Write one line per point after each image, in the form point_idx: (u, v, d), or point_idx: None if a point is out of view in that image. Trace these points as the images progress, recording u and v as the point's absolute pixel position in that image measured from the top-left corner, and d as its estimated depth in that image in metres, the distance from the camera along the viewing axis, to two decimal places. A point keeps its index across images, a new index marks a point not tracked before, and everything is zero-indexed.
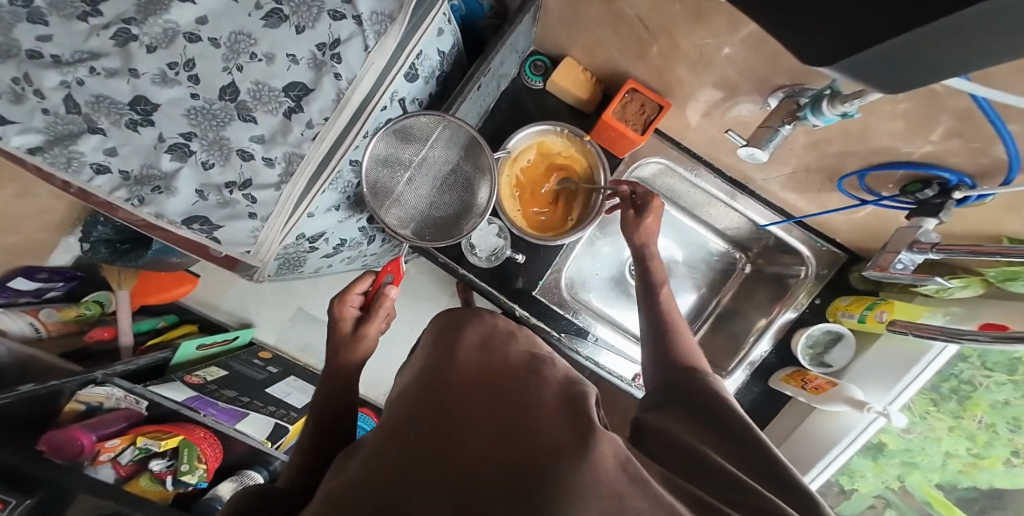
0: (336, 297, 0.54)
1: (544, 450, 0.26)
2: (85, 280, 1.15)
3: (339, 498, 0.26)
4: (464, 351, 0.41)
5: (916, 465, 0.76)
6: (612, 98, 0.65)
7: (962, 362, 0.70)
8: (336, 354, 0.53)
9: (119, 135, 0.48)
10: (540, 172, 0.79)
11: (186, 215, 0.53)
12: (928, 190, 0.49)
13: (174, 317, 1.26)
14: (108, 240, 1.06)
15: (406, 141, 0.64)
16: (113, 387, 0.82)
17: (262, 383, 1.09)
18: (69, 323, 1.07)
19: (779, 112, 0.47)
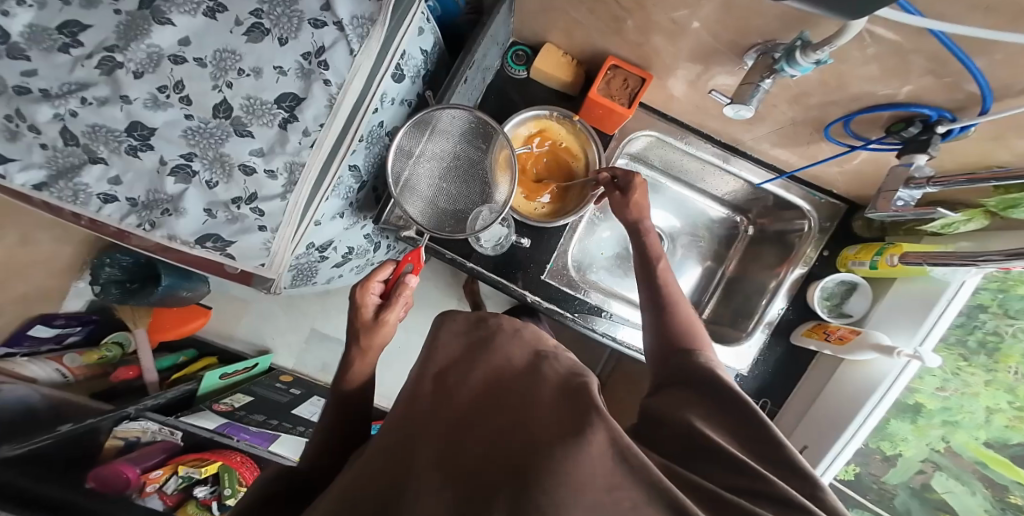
0: (359, 286, 0.55)
1: (538, 451, 0.28)
2: (101, 322, 1.19)
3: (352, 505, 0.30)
4: (466, 360, 0.42)
5: (958, 423, 0.73)
6: (595, 76, 0.66)
7: (983, 313, 0.69)
8: (358, 338, 0.55)
9: (120, 161, 0.52)
10: (536, 158, 0.81)
11: (198, 234, 0.56)
12: (911, 128, 0.49)
13: (193, 351, 1.28)
14: (118, 281, 1.11)
15: (419, 133, 0.65)
16: (146, 421, 0.89)
17: (287, 405, 1.13)
18: (93, 366, 1.11)
19: (757, 69, 0.47)
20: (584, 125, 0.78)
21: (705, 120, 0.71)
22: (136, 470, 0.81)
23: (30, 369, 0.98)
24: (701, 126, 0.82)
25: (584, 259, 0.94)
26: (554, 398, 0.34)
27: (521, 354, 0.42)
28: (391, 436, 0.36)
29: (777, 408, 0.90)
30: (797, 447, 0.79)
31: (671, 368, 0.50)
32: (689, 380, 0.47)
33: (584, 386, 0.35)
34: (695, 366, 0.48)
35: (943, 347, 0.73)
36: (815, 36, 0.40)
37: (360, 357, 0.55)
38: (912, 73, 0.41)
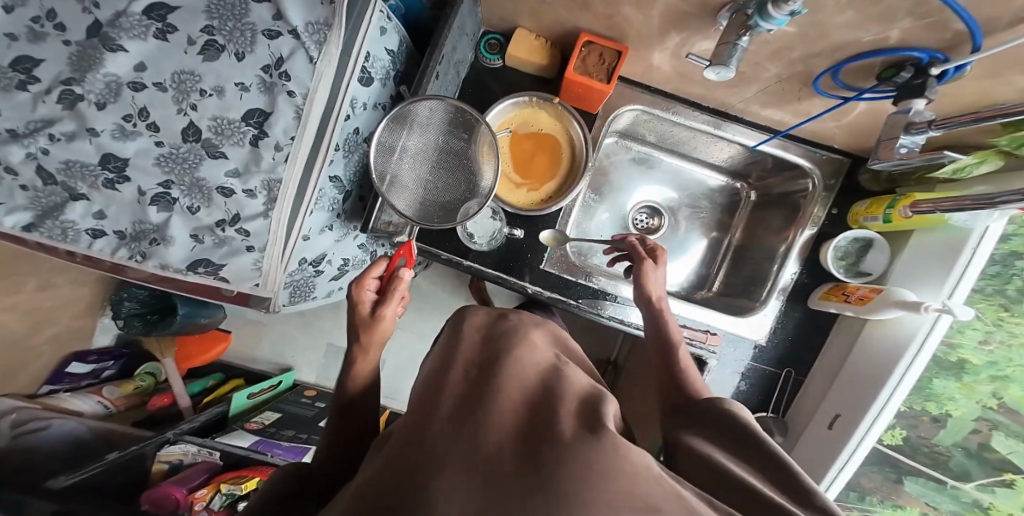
0: (356, 282, 0.54)
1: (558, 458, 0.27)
2: (132, 356, 1.23)
3: (369, 485, 0.29)
4: (490, 362, 0.42)
5: (1010, 378, 0.66)
6: (570, 55, 0.63)
7: (1019, 260, 0.65)
8: (357, 336, 0.53)
9: (101, 196, 0.54)
10: (523, 147, 0.79)
11: (189, 260, 0.57)
12: (904, 73, 0.46)
13: (220, 374, 1.30)
14: (139, 314, 1.13)
15: (410, 128, 0.65)
16: (186, 444, 0.94)
17: (315, 418, 1.16)
18: (131, 396, 1.15)
19: (732, 27, 0.44)
20: (564, 104, 0.76)
21: (691, 87, 0.68)
22: (183, 491, 0.84)
23: (76, 404, 1.03)
24: (688, 93, 0.79)
25: (584, 242, 0.93)
26: (575, 413, 0.34)
27: (539, 367, 0.42)
28: (398, 428, 0.34)
29: (803, 378, 0.87)
30: (830, 417, 0.76)
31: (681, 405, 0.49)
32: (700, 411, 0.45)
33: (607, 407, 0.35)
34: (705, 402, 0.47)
35: (981, 299, 0.68)
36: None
37: (361, 355, 0.53)
38: (891, 16, 0.39)
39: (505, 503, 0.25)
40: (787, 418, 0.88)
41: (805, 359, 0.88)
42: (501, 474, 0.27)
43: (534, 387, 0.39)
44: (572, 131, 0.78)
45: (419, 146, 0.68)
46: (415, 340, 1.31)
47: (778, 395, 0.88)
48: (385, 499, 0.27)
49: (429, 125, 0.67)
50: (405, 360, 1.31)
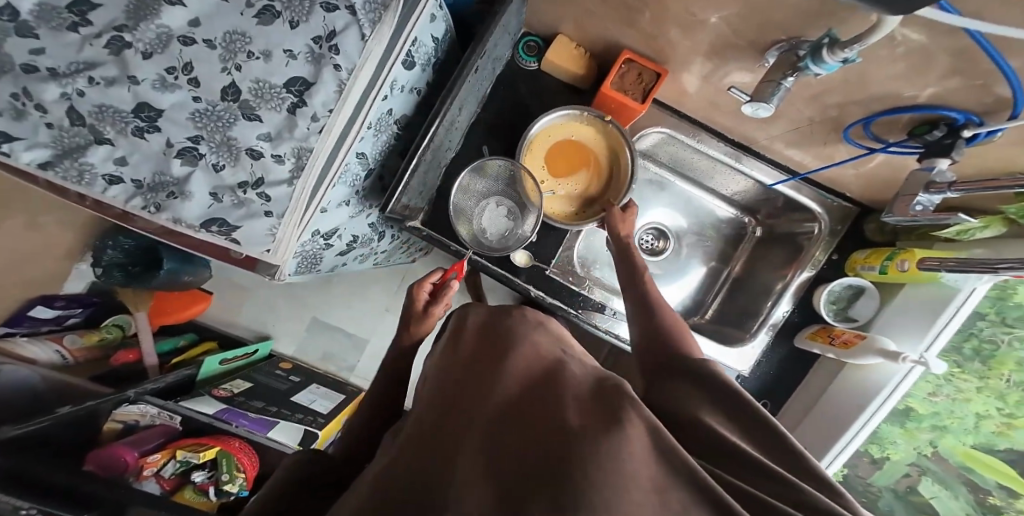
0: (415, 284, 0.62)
1: (567, 444, 0.26)
2: (101, 305, 1.17)
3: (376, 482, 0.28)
4: (494, 349, 0.42)
5: (947, 428, 0.76)
6: (609, 70, 0.64)
7: (980, 320, 0.71)
8: (407, 323, 0.66)
9: (127, 142, 0.53)
10: (565, 157, 0.79)
11: (204, 218, 0.57)
12: (936, 131, 0.49)
13: (193, 335, 1.28)
14: (120, 264, 1.10)
15: (478, 176, 0.76)
16: (146, 405, 0.93)
17: (288, 392, 1.15)
18: (93, 348, 1.09)
19: (780, 66, 0.45)
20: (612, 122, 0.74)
21: (719, 117, 0.70)
22: (135, 455, 0.86)
23: (33, 351, 0.98)
24: (714, 123, 0.81)
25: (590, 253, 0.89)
26: (581, 398, 0.33)
27: (543, 352, 0.42)
28: (407, 429, 0.34)
29: (774, 410, 0.90)
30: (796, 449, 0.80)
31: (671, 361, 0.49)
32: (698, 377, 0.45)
33: (615, 387, 0.34)
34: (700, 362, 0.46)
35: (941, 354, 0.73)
36: (844, 35, 0.39)
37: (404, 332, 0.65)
38: (939, 71, 0.40)
39: (520, 495, 0.24)
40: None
41: (781, 393, 0.91)
42: (511, 467, 0.27)
43: (537, 370, 0.38)
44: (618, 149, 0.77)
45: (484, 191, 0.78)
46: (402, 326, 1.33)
47: None
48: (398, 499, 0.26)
49: (495, 177, 0.77)
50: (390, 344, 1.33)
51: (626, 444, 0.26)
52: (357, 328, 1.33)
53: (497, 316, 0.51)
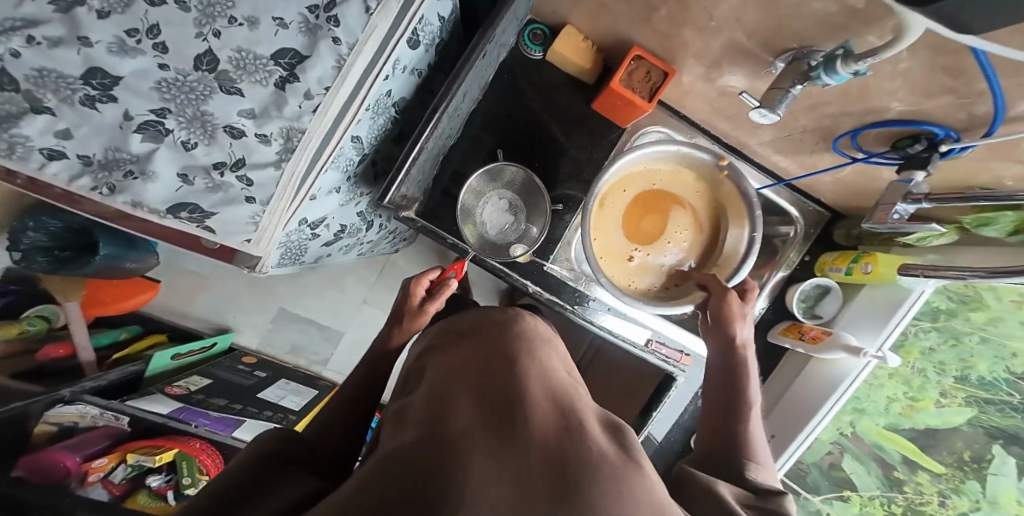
0: (414, 277, 0.67)
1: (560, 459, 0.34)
2: (20, 294, 0.99)
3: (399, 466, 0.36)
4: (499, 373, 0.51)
5: (865, 411, 0.91)
6: (617, 66, 0.64)
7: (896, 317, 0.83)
8: (401, 320, 0.67)
9: (73, 113, 0.45)
10: (649, 211, 0.78)
11: (170, 202, 0.53)
12: (918, 144, 0.52)
13: (137, 327, 1.15)
14: (44, 248, 0.95)
15: (490, 179, 0.76)
16: (87, 405, 0.83)
17: (253, 389, 1.08)
18: (13, 341, 0.93)
19: (790, 73, 0.46)
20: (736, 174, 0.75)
21: (714, 121, 0.72)
22: (76, 459, 0.77)
23: None
24: None
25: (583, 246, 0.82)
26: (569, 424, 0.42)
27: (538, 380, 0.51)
28: (424, 432, 0.41)
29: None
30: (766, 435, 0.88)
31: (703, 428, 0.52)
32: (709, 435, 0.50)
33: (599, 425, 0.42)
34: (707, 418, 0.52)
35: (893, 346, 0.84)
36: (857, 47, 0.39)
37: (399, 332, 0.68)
38: (936, 91, 0.43)
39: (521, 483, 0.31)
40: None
41: None
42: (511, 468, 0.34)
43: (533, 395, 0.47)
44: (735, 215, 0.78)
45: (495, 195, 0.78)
46: (378, 317, 1.31)
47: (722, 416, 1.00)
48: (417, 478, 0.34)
49: (506, 182, 0.78)
50: (365, 335, 1.31)
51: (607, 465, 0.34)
52: (330, 320, 1.29)
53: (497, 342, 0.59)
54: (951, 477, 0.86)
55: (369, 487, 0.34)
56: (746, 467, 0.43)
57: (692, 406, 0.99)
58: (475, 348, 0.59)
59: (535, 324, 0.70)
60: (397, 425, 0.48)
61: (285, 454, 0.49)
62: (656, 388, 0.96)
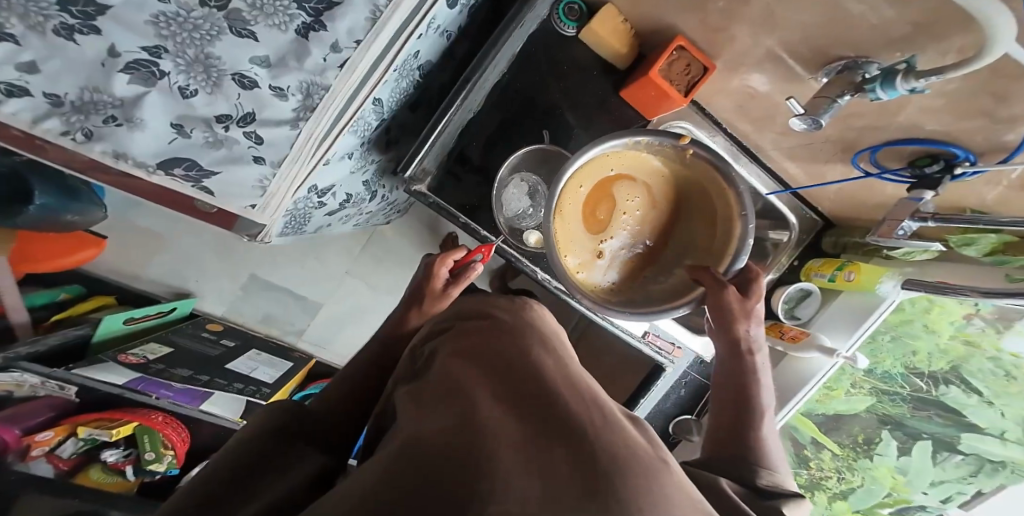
0: (438, 260, 0.71)
1: (592, 464, 0.34)
2: None
3: (424, 450, 0.36)
4: (517, 362, 0.51)
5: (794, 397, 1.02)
6: (658, 53, 0.61)
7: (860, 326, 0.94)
8: (423, 302, 0.71)
9: (42, 45, 0.34)
10: (610, 199, 0.62)
11: (159, 157, 0.47)
12: (935, 165, 0.55)
13: (78, 288, 0.98)
14: None
15: (530, 161, 0.76)
16: (24, 373, 0.69)
17: (221, 360, 1.02)
18: None
19: (839, 83, 0.45)
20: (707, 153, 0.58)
21: (734, 122, 0.72)
22: (17, 433, 0.68)
23: None
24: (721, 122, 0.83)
25: None
26: (590, 418, 0.42)
27: (554, 370, 0.51)
28: (446, 416, 0.41)
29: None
30: None
31: (712, 424, 0.52)
32: (717, 434, 0.50)
33: (619, 424, 0.43)
34: (717, 417, 0.51)
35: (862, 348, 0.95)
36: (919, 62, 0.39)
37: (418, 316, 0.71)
38: (976, 114, 0.44)
39: (554, 483, 0.32)
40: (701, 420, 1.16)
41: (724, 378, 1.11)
42: (544, 464, 0.34)
43: (551, 384, 0.47)
44: (721, 201, 0.61)
45: (527, 177, 0.77)
46: (363, 290, 1.26)
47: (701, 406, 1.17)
48: (447, 462, 0.34)
49: (541, 165, 0.77)
50: (347, 309, 1.27)
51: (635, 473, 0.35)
52: (310, 291, 1.22)
53: (512, 328, 0.59)
54: (847, 455, 1.06)
55: (383, 478, 0.33)
56: (758, 476, 0.43)
57: (674, 395, 1.14)
58: (490, 337, 0.57)
59: (546, 318, 0.69)
60: (411, 408, 0.47)
61: (291, 429, 0.47)
62: (648, 376, 1.08)
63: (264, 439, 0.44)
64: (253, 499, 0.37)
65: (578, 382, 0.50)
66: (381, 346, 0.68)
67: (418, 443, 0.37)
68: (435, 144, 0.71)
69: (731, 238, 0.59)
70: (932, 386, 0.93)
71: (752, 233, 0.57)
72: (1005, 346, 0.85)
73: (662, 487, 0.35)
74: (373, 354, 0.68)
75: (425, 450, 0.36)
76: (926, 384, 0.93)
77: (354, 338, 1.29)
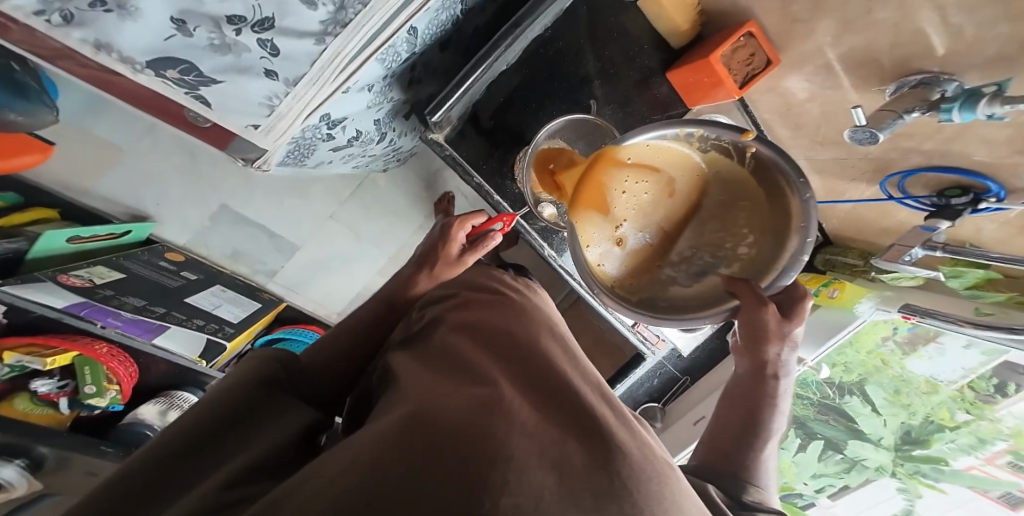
0: (456, 223, 0.68)
1: (610, 465, 0.33)
2: None
3: (433, 422, 0.33)
4: (527, 344, 0.49)
5: None
6: (725, 36, 0.58)
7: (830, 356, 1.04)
8: (433, 264, 0.67)
9: None
10: (619, 185, 0.54)
11: (151, 55, 0.39)
12: (963, 197, 0.54)
13: (16, 197, 0.83)
14: None
15: (572, 128, 0.70)
16: None
17: (180, 292, 0.95)
18: None
19: (911, 97, 0.44)
20: (772, 152, 0.48)
21: (773, 125, 0.70)
22: None
23: None
24: None
25: None
26: (602, 411, 0.41)
27: (560, 356, 0.49)
28: (450, 392, 0.39)
29: (690, 384, 1.19)
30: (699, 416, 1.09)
31: (714, 430, 0.54)
32: (718, 440, 0.52)
33: (628, 422, 0.42)
34: (721, 425, 0.54)
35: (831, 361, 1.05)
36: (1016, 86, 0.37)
37: (427, 279, 0.66)
38: None
39: (574, 477, 0.30)
40: (666, 407, 1.23)
41: (695, 372, 1.17)
42: (561, 455, 0.32)
43: (561, 372, 0.45)
44: (776, 211, 0.50)
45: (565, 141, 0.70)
46: (344, 238, 1.19)
47: (668, 396, 1.21)
48: (459, 438, 0.31)
49: (579, 132, 0.70)
50: (324, 256, 1.19)
51: (650, 478, 0.33)
52: (288, 232, 1.13)
53: (521, 309, 0.57)
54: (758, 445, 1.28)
55: (389, 449, 0.29)
56: (746, 492, 0.46)
57: (647, 383, 1.18)
58: (498, 313, 0.55)
59: (549, 304, 0.67)
60: (410, 376, 0.44)
61: (279, 379, 0.43)
62: (627, 362, 1.11)
63: (252, 385, 0.39)
64: (246, 446, 0.33)
65: (586, 374, 0.49)
66: (381, 305, 0.64)
67: (425, 413, 0.34)
68: (465, 93, 0.68)
69: (781, 251, 0.50)
70: (839, 394, 1.11)
71: (809, 250, 0.48)
72: (908, 366, 0.96)
73: (676, 496, 0.34)
74: (374, 314, 0.63)
75: (435, 421, 0.33)
76: (834, 393, 1.11)
77: (331, 287, 1.25)
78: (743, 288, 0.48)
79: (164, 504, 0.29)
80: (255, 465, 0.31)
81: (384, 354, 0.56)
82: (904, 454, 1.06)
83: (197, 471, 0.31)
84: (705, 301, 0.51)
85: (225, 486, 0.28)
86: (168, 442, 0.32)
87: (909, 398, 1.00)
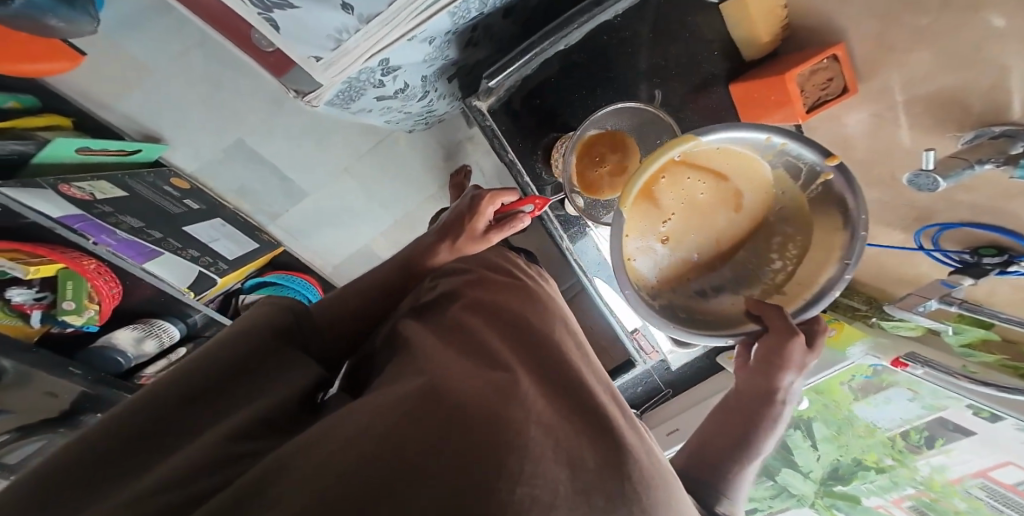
0: (489, 196, 0.60)
1: (623, 470, 0.31)
2: None
3: (447, 398, 0.30)
4: (539, 335, 0.47)
5: None
6: (809, 55, 0.56)
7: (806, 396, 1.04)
8: (457, 235, 0.62)
9: None
10: (682, 182, 0.53)
11: None
12: (997, 257, 0.55)
13: (33, 100, 0.78)
14: None
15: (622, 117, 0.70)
16: None
17: (179, 220, 0.90)
18: None
19: (986, 148, 0.44)
20: (844, 184, 0.49)
21: None
22: None
23: None
24: None
25: None
26: (610, 410, 0.39)
27: (571, 350, 0.48)
28: (464, 372, 0.36)
29: (671, 397, 1.20)
30: (674, 428, 1.10)
31: (700, 439, 0.52)
32: (704, 451, 0.50)
33: (634, 426, 0.41)
34: (711, 436, 0.51)
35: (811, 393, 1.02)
36: None
37: (446, 251, 0.63)
38: None
39: (590, 478, 0.29)
40: (643, 415, 1.23)
41: (680, 386, 1.18)
42: (576, 451, 0.31)
43: (571, 367, 0.44)
44: (823, 239, 0.52)
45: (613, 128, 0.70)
46: (353, 190, 1.12)
47: (648, 405, 1.22)
48: (478, 420, 0.28)
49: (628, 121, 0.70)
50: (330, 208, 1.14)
51: (656, 485, 0.32)
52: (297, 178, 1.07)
53: (534, 297, 0.55)
54: None
55: (399, 424, 0.27)
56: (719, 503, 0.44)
57: (630, 389, 1.18)
58: (513, 299, 0.53)
59: (557, 294, 0.65)
60: (413, 349, 0.42)
61: (291, 331, 0.40)
62: (615, 367, 1.11)
63: (265, 325, 0.36)
64: (254, 397, 0.31)
65: (593, 371, 0.47)
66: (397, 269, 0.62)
67: (439, 386, 0.31)
68: (522, 66, 0.68)
69: (818, 278, 0.52)
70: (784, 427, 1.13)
71: (841, 285, 0.50)
72: (855, 410, 1.00)
73: (679, 505, 0.33)
74: (390, 277, 0.61)
75: (450, 396, 0.30)
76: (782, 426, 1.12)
77: (329, 241, 1.21)
78: (773, 312, 0.50)
79: (176, 443, 0.26)
80: (266, 416, 0.29)
81: (390, 321, 0.54)
82: (827, 488, 1.13)
83: (213, 411, 0.29)
84: (737, 317, 0.53)
85: (235, 437, 0.26)
86: (184, 377, 0.29)
87: (847, 438, 1.05)
